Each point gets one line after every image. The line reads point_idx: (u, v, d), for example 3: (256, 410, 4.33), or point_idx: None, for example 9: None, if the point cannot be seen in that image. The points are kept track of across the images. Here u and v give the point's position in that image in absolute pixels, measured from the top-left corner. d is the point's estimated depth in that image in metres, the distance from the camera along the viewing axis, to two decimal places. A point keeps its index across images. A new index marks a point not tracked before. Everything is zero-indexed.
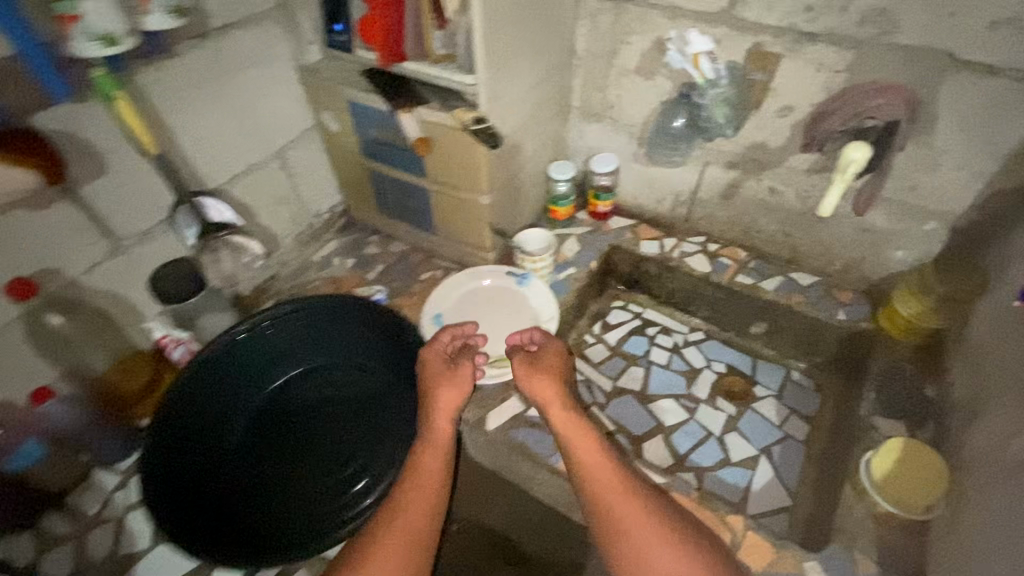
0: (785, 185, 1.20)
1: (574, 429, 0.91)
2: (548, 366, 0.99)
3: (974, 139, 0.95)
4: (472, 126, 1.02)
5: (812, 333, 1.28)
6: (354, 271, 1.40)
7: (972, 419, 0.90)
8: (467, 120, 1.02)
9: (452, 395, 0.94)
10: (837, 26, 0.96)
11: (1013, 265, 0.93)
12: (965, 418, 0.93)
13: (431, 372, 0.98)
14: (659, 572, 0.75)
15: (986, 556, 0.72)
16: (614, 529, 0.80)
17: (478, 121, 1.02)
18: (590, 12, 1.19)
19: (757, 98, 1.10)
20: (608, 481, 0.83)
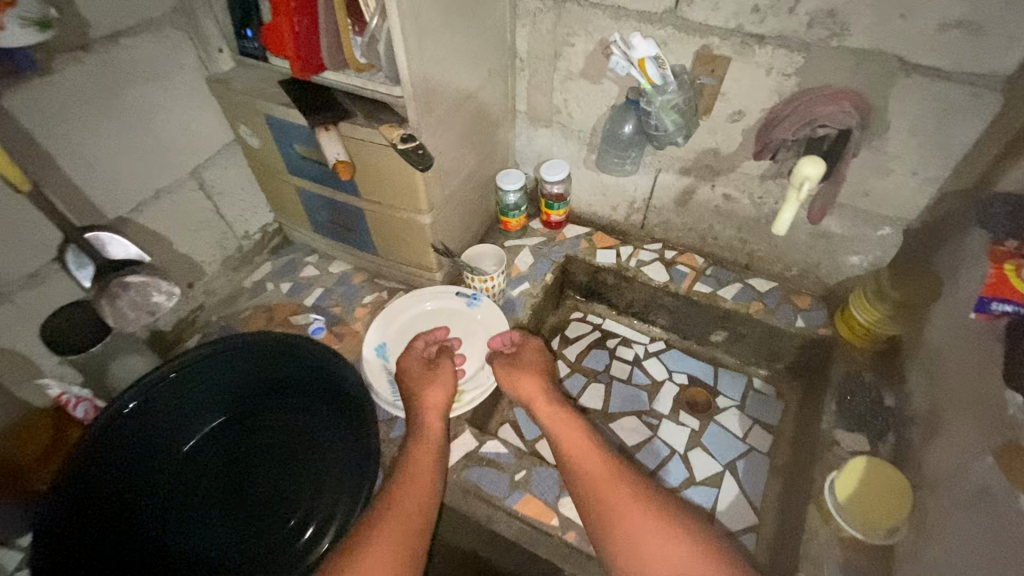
0: (738, 192, 1.16)
1: (557, 421, 0.96)
2: (529, 363, 1.04)
3: (925, 145, 0.92)
4: (399, 145, 0.89)
5: (772, 341, 1.25)
6: (291, 297, 1.29)
7: (933, 435, 0.88)
8: (393, 138, 0.89)
9: (437, 393, 0.98)
10: (786, 28, 0.90)
11: (962, 272, 0.90)
12: (926, 432, 0.91)
13: (414, 374, 1.02)
14: (649, 535, 0.79)
15: None
16: (605, 507, 0.83)
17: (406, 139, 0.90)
18: (528, 11, 1.10)
19: (707, 103, 1.04)
20: (592, 462, 0.88)
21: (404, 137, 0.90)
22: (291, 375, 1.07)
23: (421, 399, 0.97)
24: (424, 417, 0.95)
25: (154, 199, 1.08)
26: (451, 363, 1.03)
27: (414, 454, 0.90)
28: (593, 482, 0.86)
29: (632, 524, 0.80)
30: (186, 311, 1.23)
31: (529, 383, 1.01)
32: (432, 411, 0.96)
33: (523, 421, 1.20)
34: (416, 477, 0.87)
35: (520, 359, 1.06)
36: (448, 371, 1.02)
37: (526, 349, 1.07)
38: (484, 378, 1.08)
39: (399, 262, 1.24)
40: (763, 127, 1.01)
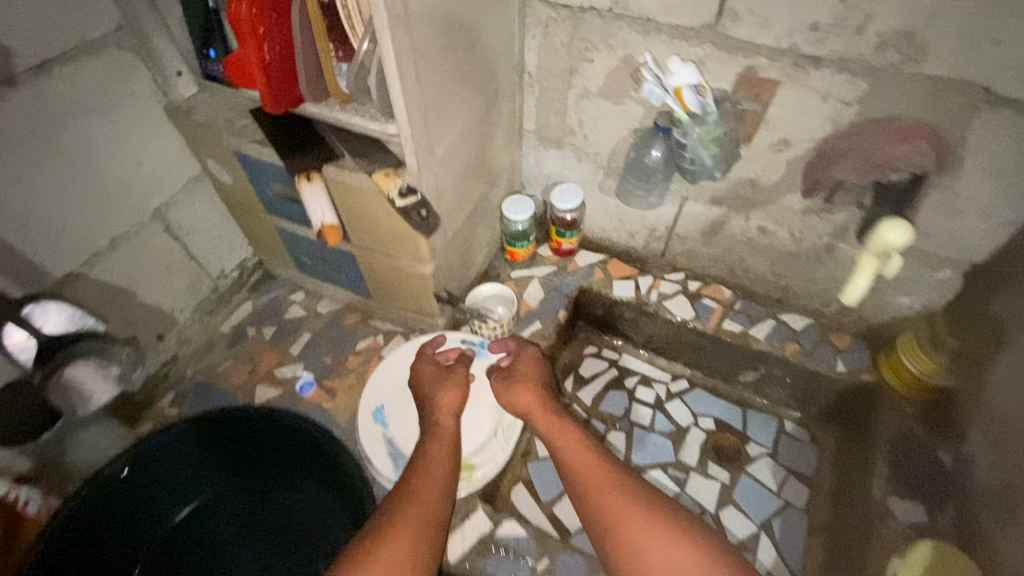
0: (776, 226, 1.04)
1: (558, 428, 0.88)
2: (525, 371, 0.96)
3: (1005, 186, 0.80)
4: (396, 201, 0.78)
5: (808, 385, 1.15)
6: (275, 344, 1.16)
7: (1010, 521, 0.78)
8: (390, 194, 0.77)
9: (449, 394, 0.91)
10: (849, 49, 0.76)
11: None
12: (1000, 518, 0.80)
13: (426, 377, 0.95)
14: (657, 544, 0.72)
15: None
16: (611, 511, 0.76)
17: (404, 195, 0.78)
18: (540, 21, 0.94)
19: (748, 130, 0.91)
20: (598, 471, 0.81)
21: (401, 192, 0.78)
22: (284, 454, 0.93)
23: (435, 400, 0.91)
24: (438, 417, 0.89)
25: (111, 248, 0.94)
26: (462, 368, 0.96)
27: (429, 453, 0.84)
28: (596, 494, 0.78)
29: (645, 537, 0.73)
30: (157, 366, 1.09)
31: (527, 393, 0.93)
32: (445, 411, 0.90)
33: (540, 481, 1.09)
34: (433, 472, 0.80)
35: (516, 368, 0.98)
36: (461, 374, 0.95)
37: (528, 353, 1.00)
38: (496, 449, 0.96)
39: (396, 306, 1.11)
40: (817, 159, 0.89)
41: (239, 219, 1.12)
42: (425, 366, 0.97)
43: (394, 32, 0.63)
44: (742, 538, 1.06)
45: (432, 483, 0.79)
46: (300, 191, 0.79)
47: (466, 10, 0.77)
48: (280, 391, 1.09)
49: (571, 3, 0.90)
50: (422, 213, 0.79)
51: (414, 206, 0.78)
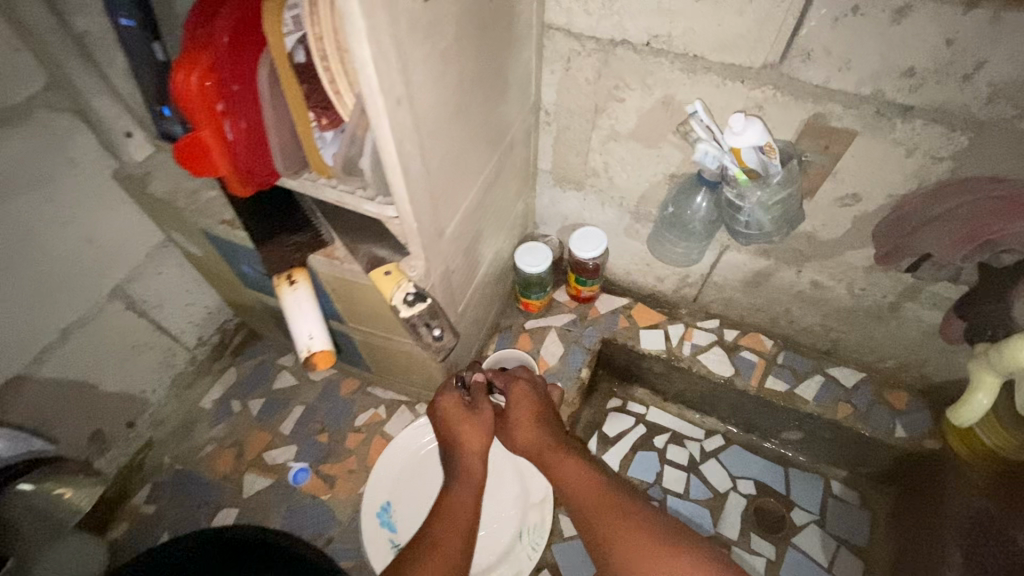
0: (833, 280, 0.90)
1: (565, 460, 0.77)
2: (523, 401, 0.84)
3: None
4: (402, 311, 0.62)
5: (860, 448, 1.04)
6: (263, 421, 1.03)
7: None
8: (394, 301, 0.61)
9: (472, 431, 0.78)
10: (948, 101, 0.62)
11: None
12: None
13: (452, 415, 0.79)
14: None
15: None
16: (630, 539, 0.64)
17: (410, 302, 0.61)
18: (561, 54, 0.80)
19: (811, 183, 0.77)
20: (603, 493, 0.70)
21: (407, 299, 0.61)
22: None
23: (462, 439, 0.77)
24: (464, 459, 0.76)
25: (62, 340, 0.79)
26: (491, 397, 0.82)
27: (453, 502, 0.70)
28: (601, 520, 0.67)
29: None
30: (130, 455, 0.96)
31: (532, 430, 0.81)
32: (469, 452, 0.77)
33: (569, 568, 0.95)
34: (457, 521, 0.67)
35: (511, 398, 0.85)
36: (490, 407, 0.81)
37: (518, 385, 0.85)
38: (524, 553, 0.87)
39: (400, 377, 0.98)
40: (896, 220, 0.75)
41: (217, 283, 0.97)
42: (447, 397, 0.80)
43: (395, 112, 0.48)
44: None
45: (458, 533, 0.66)
46: (282, 299, 0.64)
47: (481, 61, 0.62)
48: (272, 479, 0.97)
49: (599, 35, 0.75)
50: (434, 330, 0.63)
51: (419, 316, 0.62)
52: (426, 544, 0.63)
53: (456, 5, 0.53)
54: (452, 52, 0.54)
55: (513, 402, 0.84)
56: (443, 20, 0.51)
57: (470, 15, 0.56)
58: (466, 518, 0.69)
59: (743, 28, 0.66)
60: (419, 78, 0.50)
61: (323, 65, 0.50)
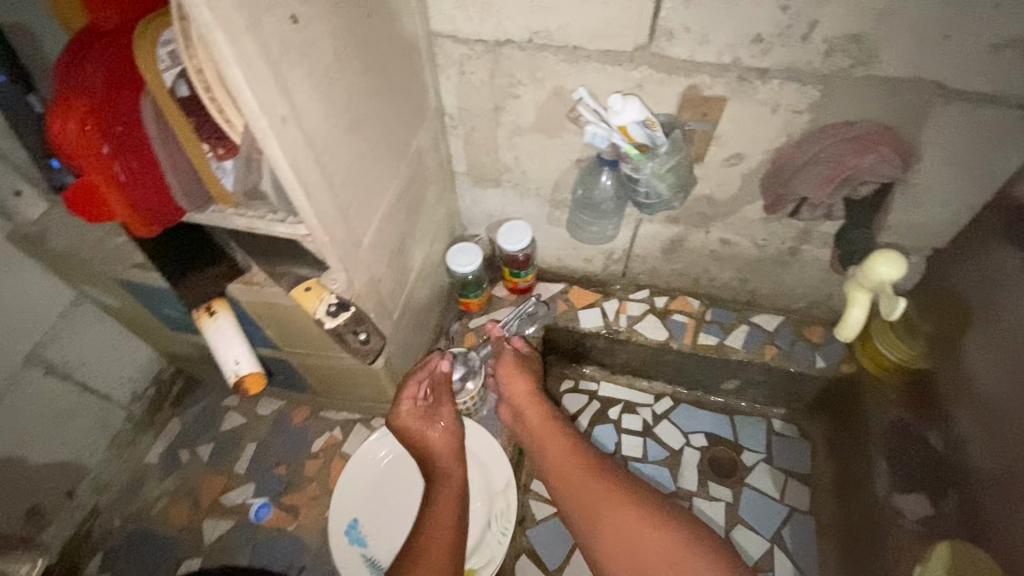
0: (737, 236, 0.98)
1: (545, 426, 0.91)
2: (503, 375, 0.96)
3: (967, 174, 0.78)
4: (327, 323, 0.64)
5: (792, 385, 1.11)
6: (216, 465, 1.01)
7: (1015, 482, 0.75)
8: (319, 314, 0.64)
9: (444, 439, 0.85)
10: (795, 59, 0.70)
11: (1004, 301, 0.80)
12: (989, 460, 0.80)
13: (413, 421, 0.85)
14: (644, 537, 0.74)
15: None
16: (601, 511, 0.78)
17: (335, 314, 0.64)
18: (453, 60, 0.84)
19: (698, 150, 0.84)
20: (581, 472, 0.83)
21: (331, 312, 0.64)
22: None
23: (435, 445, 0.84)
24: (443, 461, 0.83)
25: None
26: (451, 402, 0.88)
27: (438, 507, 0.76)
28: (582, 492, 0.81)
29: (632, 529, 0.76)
30: (75, 527, 0.92)
31: (522, 398, 0.94)
32: (447, 456, 0.83)
33: (544, 548, 1.00)
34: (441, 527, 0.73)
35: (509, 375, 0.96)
36: (451, 412, 0.87)
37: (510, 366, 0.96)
38: (494, 541, 0.88)
39: (349, 395, 0.99)
40: (775, 171, 0.84)
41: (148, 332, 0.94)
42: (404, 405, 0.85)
43: (283, 130, 0.51)
44: (758, 559, 1.02)
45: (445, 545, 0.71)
46: (205, 331, 0.67)
47: (372, 74, 0.65)
48: (233, 521, 0.95)
49: (484, 37, 0.79)
50: (361, 335, 0.68)
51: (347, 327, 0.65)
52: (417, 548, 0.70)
53: (332, 24, 0.56)
54: (337, 69, 0.57)
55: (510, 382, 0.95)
56: (321, 39, 0.54)
57: (351, 31, 0.59)
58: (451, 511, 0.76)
59: (611, 17, 0.72)
60: (303, 96, 0.53)
61: (207, 95, 0.50)
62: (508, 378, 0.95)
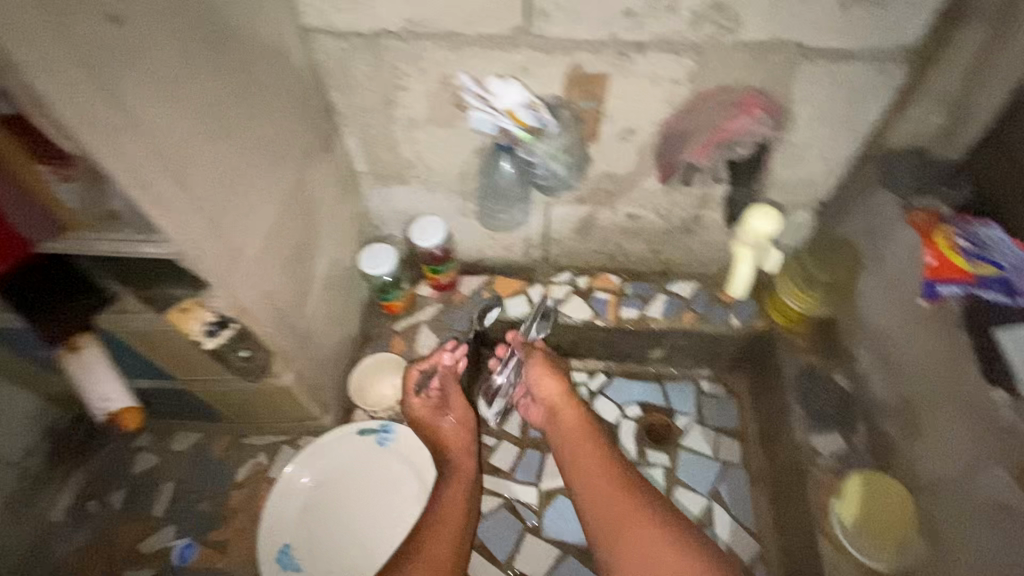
0: (642, 209, 1.01)
1: (576, 430, 0.94)
2: (534, 376, 1.00)
3: (835, 129, 0.84)
4: (207, 341, 0.68)
5: (710, 345, 1.15)
6: (130, 511, 0.94)
7: (918, 414, 0.83)
8: (196, 334, 0.67)
9: (457, 434, 0.89)
10: (667, 30, 0.72)
11: (881, 243, 0.89)
12: (891, 395, 0.90)
13: (424, 414, 0.90)
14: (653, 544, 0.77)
15: None
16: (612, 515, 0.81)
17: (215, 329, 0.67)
18: (333, 56, 0.81)
19: (590, 128, 0.85)
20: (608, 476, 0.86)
21: (210, 327, 0.67)
22: None
23: (449, 437, 0.89)
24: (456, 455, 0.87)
25: None
26: (461, 396, 0.92)
27: (444, 500, 0.81)
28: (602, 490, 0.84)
29: (639, 535, 0.78)
30: None
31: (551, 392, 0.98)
32: (461, 450, 0.88)
33: (491, 539, 1.02)
34: (447, 517, 0.78)
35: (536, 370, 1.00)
36: (462, 407, 0.92)
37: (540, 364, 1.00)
38: None
39: (268, 417, 0.94)
40: (665, 142, 0.86)
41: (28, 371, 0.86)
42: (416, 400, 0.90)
43: (115, 142, 0.48)
44: (699, 513, 1.06)
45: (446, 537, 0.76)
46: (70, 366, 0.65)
47: (229, 76, 0.62)
48: (155, 569, 0.89)
49: (361, 30, 0.77)
50: (243, 352, 0.72)
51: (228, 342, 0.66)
52: (417, 540, 0.75)
53: (168, 27, 0.53)
54: (180, 74, 0.55)
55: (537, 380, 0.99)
56: (157, 43, 0.52)
57: (193, 32, 0.57)
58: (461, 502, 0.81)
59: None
60: (138, 103, 0.50)
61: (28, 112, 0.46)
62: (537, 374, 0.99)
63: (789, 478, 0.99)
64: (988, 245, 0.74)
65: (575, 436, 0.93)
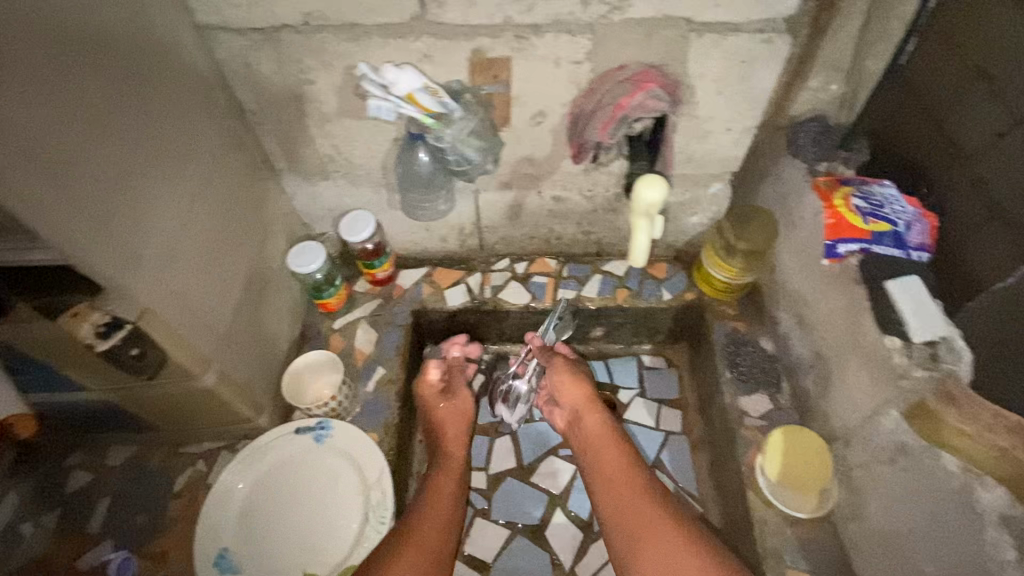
0: (566, 191, 1.04)
1: (601, 437, 0.93)
2: (558, 382, 1.00)
3: (734, 101, 0.87)
4: (100, 343, 0.66)
5: (647, 320, 1.18)
6: (63, 531, 0.91)
7: (830, 367, 0.88)
8: (88, 334, 0.65)
9: (455, 425, 0.99)
10: (559, 12, 0.73)
11: (793, 205, 0.94)
12: (808, 353, 0.94)
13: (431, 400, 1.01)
14: (660, 544, 0.77)
15: (910, 541, 0.71)
16: (628, 519, 0.82)
17: (107, 328, 0.65)
18: (235, 53, 0.80)
19: (501, 113, 0.86)
20: (631, 481, 0.86)
21: (102, 326, 0.65)
22: None
23: (446, 428, 0.98)
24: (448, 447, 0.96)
25: None
26: (466, 391, 1.04)
27: (434, 484, 0.89)
28: (615, 490, 0.86)
29: (661, 546, 0.77)
30: None
31: (575, 395, 0.98)
32: (451, 441, 0.97)
33: None
34: (437, 501, 0.85)
35: (560, 373, 1.00)
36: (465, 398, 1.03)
37: (564, 369, 1.00)
38: (373, 533, 0.86)
39: (201, 424, 0.92)
40: (573, 123, 0.87)
41: None
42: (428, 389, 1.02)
43: None
44: None
45: (435, 521, 0.82)
46: None
47: (109, 78, 0.62)
48: None
49: (259, 25, 0.76)
50: (133, 351, 0.68)
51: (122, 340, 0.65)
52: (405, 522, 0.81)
53: (30, 25, 0.52)
54: (50, 72, 0.54)
55: (559, 384, 1.00)
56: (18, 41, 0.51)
57: (61, 30, 0.56)
58: (451, 488, 0.89)
59: None
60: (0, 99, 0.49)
61: None
62: (558, 376, 1.00)
63: (723, 440, 1.03)
64: (882, 204, 0.80)
65: (601, 443, 0.92)
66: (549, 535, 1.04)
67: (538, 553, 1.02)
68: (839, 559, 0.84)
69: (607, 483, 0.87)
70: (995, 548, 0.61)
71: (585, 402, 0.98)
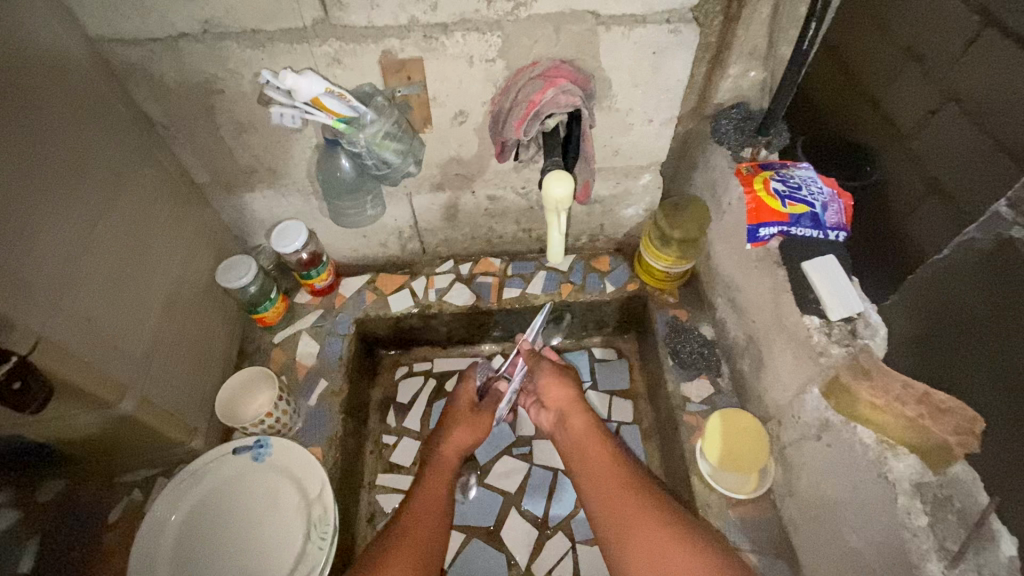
0: (500, 190, 1.04)
1: (587, 437, 0.92)
2: (546, 385, 0.99)
3: (653, 92, 0.88)
4: None
5: (593, 313, 1.19)
6: None
7: (761, 348, 0.89)
8: None
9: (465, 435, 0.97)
10: (463, 10, 0.73)
11: (720, 192, 0.95)
12: (742, 336, 0.96)
13: (453, 410, 1.00)
14: (644, 538, 0.77)
15: (837, 514, 0.73)
16: (612, 517, 0.81)
17: None
18: (134, 64, 0.77)
19: (421, 114, 0.85)
20: (618, 477, 0.85)
21: None
22: None
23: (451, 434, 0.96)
24: (444, 453, 0.94)
25: None
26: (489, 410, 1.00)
27: (425, 491, 0.88)
28: (600, 486, 0.85)
29: (644, 540, 0.77)
30: None
31: (561, 397, 0.97)
32: (452, 448, 0.95)
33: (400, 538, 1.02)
34: (426, 510, 0.85)
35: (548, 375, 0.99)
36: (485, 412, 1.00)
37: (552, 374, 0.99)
38: (315, 549, 0.83)
39: (130, 452, 0.89)
40: (494, 120, 0.86)
41: None
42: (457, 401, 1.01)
43: None
44: None
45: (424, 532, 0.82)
46: None
47: None
48: None
49: (157, 36, 0.73)
50: (16, 384, 0.58)
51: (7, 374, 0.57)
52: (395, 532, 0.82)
53: None
54: None
55: (548, 386, 0.98)
56: None
57: None
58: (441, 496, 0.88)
59: None
60: None
61: None
62: (548, 380, 0.98)
63: (669, 427, 1.04)
64: (800, 186, 0.81)
65: (589, 443, 0.91)
66: (505, 535, 1.04)
67: (494, 554, 1.02)
68: (778, 535, 0.85)
69: (594, 480, 0.86)
70: (907, 514, 0.63)
71: (571, 404, 0.96)
